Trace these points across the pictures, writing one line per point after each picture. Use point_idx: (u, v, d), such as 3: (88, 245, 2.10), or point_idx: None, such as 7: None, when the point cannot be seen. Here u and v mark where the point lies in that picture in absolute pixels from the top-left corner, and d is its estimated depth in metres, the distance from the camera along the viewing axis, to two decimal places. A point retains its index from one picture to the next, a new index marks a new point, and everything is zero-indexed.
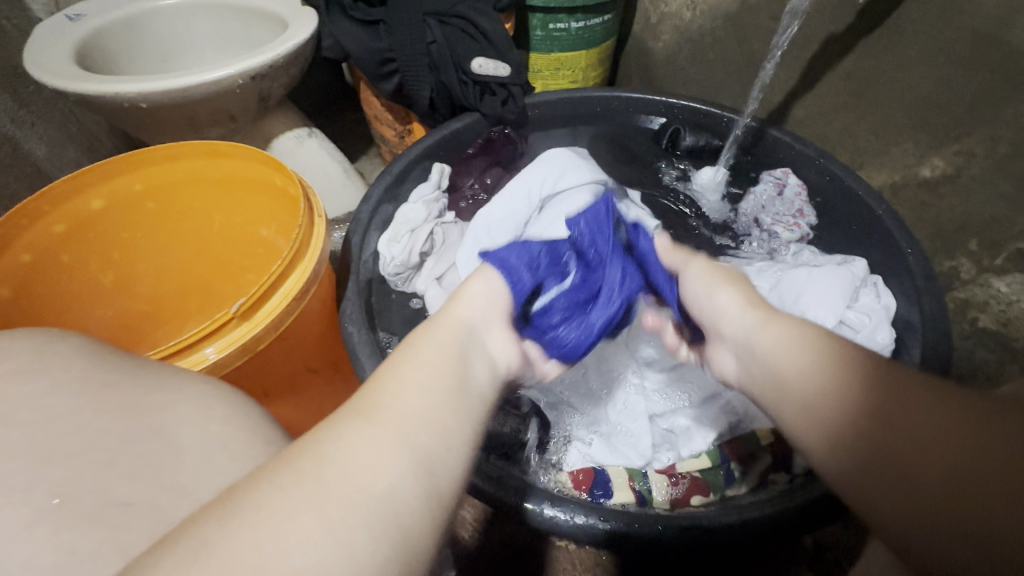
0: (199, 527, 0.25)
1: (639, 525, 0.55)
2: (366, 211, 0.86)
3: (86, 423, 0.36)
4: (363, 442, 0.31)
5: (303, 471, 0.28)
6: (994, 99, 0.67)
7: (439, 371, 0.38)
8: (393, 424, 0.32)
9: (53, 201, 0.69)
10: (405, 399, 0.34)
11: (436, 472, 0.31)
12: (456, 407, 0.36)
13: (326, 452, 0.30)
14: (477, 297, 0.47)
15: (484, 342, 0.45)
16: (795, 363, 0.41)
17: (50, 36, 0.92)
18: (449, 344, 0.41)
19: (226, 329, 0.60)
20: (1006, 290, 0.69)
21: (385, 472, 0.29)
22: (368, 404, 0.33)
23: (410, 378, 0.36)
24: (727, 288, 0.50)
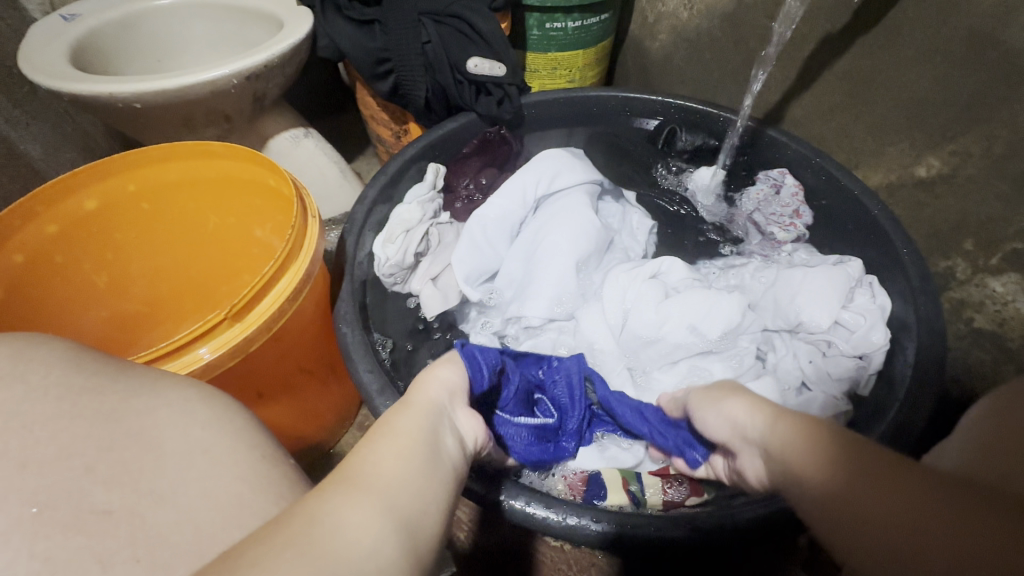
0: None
1: (631, 526, 0.55)
2: (361, 212, 0.84)
3: (68, 428, 0.36)
4: (350, 504, 0.28)
5: (291, 533, 0.25)
6: (990, 99, 0.67)
7: (414, 442, 0.35)
8: (376, 487, 0.30)
9: (47, 201, 0.69)
10: (386, 466, 0.32)
11: (420, 533, 0.29)
12: (436, 478, 0.34)
13: (313, 514, 0.27)
14: (439, 384, 0.44)
15: (453, 423, 0.42)
16: (798, 439, 0.37)
17: (45, 36, 0.92)
18: (421, 419, 0.38)
19: (218, 330, 0.60)
20: (1002, 290, 0.69)
21: (374, 534, 0.27)
22: (348, 472, 0.31)
23: (389, 446, 0.34)
24: (726, 395, 0.46)
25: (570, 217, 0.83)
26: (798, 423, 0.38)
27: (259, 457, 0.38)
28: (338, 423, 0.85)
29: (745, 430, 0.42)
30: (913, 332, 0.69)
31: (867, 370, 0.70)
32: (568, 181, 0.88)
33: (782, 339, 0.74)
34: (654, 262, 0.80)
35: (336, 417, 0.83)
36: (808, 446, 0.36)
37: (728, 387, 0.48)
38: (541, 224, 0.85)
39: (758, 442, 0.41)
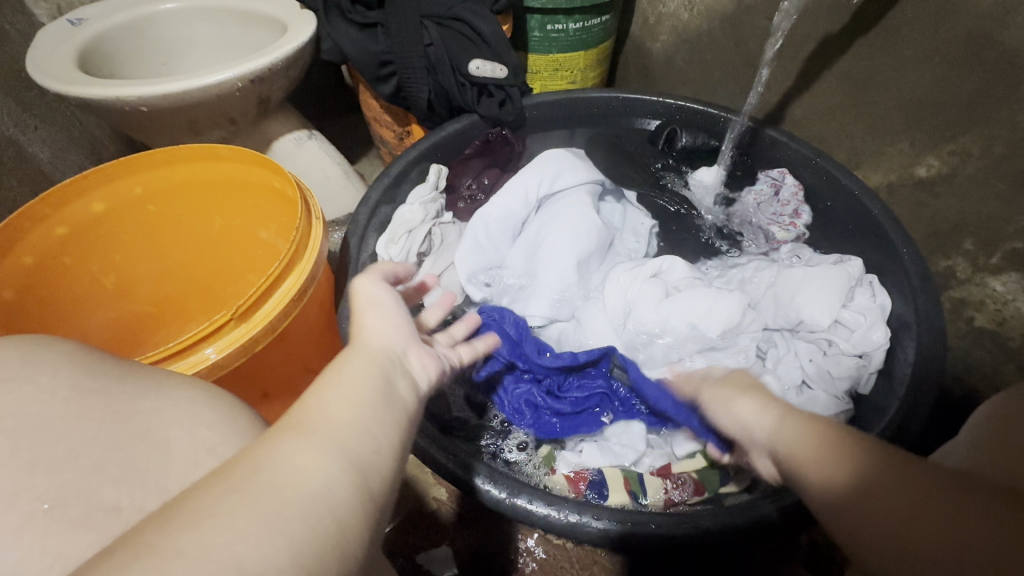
0: (143, 535, 0.24)
1: (634, 523, 0.56)
2: (365, 213, 0.85)
3: (75, 427, 0.36)
4: (292, 450, 0.30)
5: (234, 480, 0.27)
6: (989, 99, 0.67)
7: (363, 385, 0.36)
8: (323, 433, 0.31)
9: (55, 205, 0.70)
10: (334, 412, 0.33)
11: (369, 473, 0.31)
12: (387, 415, 0.35)
13: (257, 462, 0.29)
14: (382, 325, 0.44)
15: (403, 362, 0.41)
16: (803, 447, 0.37)
17: (53, 41, 0.93)
18: (370, 362, 0.39)
19: (225, 330, 0.61)
20: (1002, 290, 0.69)
21: (314, 476, 0.29)
22: (295, 417, 0.32)
23: (335, 389, 0.35)
24: (733, 393, 0.45)
25: (571, 217, 0.84)
26: (805, 423, 0.39)
27: None
28: None
29: (752, 428, 0.42)
30: (912, 331, 0.70)
31: (867, 369, 0.70)
32: (570, 180, 0.88)
33: (783, 338, 0.74)
34: (655, 261, 0.80)
35: None
36: (815, 449, 0.37)
37: (739, 380, 0.47)
38: (543, 223, 0.86)
39: (768, 444, 0.41)
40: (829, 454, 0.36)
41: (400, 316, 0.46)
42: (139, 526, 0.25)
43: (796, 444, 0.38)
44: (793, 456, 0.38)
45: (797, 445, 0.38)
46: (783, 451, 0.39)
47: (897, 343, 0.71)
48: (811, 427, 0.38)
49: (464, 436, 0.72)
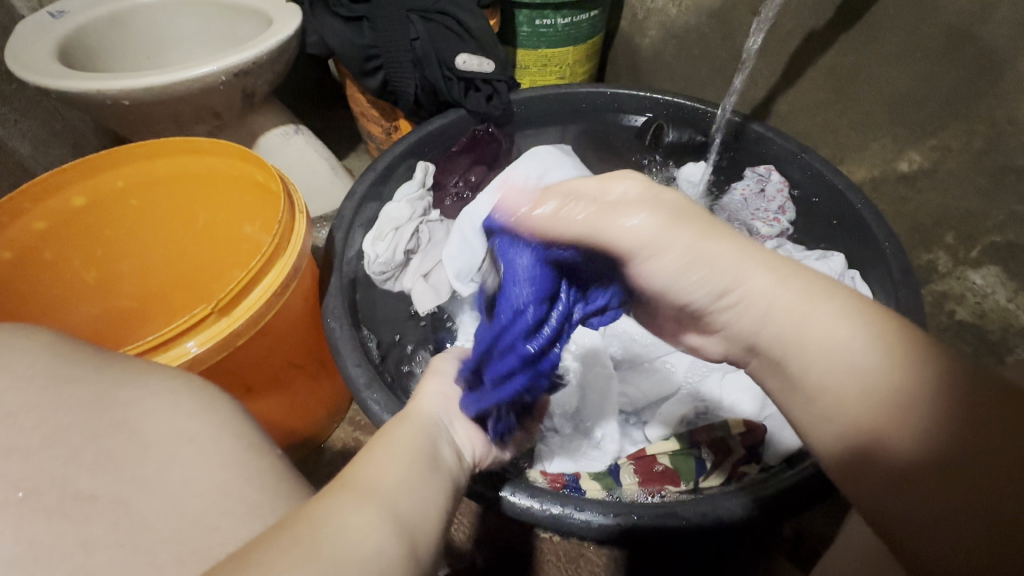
0: None
1: (615, 515, 0.56)
2: (350, 208, 0.84)
3: (50, 418, 0.36)
4: (352, 506, 0.30)
5: (296, 532, 0.26)
6: (968, 94, 0.68)
7: (412, 449, 0.40)
8: (377, 491, 0.32)
9: (35, 198, 0.69)
10: (386, 471, 0.35)
11: (420, 536, 0.31)
12: (432, 485, 0.37)
13: (317, 515, 0.28)
14: (433, 394, 0.50)
15: (450, 433, 0.47)
16: (843, 366, 0.34)
17: (33, 33, 0.92)
18: (419, 430, 0.43)
19: (205, 324, 0.61)
20: (982, 283, 0.70)
21: (377, 534, 0.28)
22: (349, 479, 0.33)
23: (388, 460, 0.37)
24: (722, 236, 0.38)
25: None
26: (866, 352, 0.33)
27: (244, 446, 0.38)
28: (329, 419, 0.85)
29: (762, 287, 0.37)
30: None
31: None
32: (556, 178, 0.87)
33: None
34: None
35: (326, 413, 0.84)
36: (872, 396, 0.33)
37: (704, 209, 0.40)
38: None
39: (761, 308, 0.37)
40: (902, 396, 0.32)
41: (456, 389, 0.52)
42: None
43: (831, 330, 0.35)
44: (821, 350, 0.35)
45: (832, 329, 0.35)
46: (822, 369, 0.35)
47: None
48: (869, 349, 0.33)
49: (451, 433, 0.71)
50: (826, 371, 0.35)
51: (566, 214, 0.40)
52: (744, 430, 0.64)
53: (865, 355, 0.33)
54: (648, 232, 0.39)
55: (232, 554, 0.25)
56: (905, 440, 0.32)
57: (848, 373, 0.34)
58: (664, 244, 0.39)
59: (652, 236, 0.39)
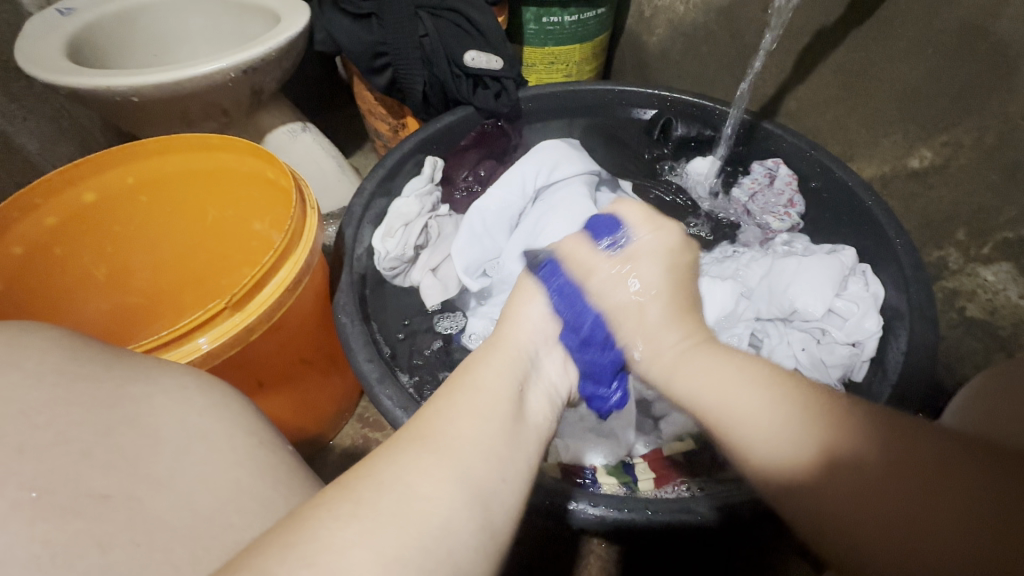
0: (261, 556, 0.26)
1: (629, 509, 0.56)
2: (360, 205, 0.84)
3: (60, 414, 0.35)
4: (419, 470, 0.32)
5: (359, 499, 0.30)
6: (982, 89, 0.67)
7: (493, 397, 0.39)
8: (451, 453, 0.33)
9: (46, 194, 0.69)
10: (465, 427, 0.35)
11: (491, 500, 0.33)
12: (513, 437, 0.37)
13: (382, 478, 0.31)
14: (533, 322, 0.48)
15: (540, 366, 0.46)
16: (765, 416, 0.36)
17: (41, 30, 0.92)
18: (505, 368, 0.42)
19: (219, 319, 0.61)
20: (993, 279, 0.70)
21: (443, 504, 0.30)
22: (424, 431, 0.35)
23: (465, 412, 0.37)
24: (662, 307, 0.47)
25: (569, 207, 0.83)
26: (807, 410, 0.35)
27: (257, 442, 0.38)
28: (338, 416, 0.86)
29: (662, 347, 0.45)
30: (906, 320, 0.70)
31: (860, 357, 0.71)
32: (566, 172, 0.88)
33: (777, 328, 0.74)
34: None
35: (336, 410, 0.84)
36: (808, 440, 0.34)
37: (678, 284, 0.49)
38: (541, 213, 0.85)
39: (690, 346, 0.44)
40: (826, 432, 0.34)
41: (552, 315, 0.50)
42: (264, 540, 0.28)
43: (732, 387, 0.39)
44: (714, 398, 0.39)
45: (720, 388, 0.39)
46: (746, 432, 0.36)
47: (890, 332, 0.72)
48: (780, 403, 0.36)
49: None
50: (716, 404, 0.39)
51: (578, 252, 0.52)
52: None
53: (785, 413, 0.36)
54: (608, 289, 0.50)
55: (300, 510, 0.30)
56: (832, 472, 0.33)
57: (748, 418, 0.37)
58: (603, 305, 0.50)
59: (610, 306, 0.49)
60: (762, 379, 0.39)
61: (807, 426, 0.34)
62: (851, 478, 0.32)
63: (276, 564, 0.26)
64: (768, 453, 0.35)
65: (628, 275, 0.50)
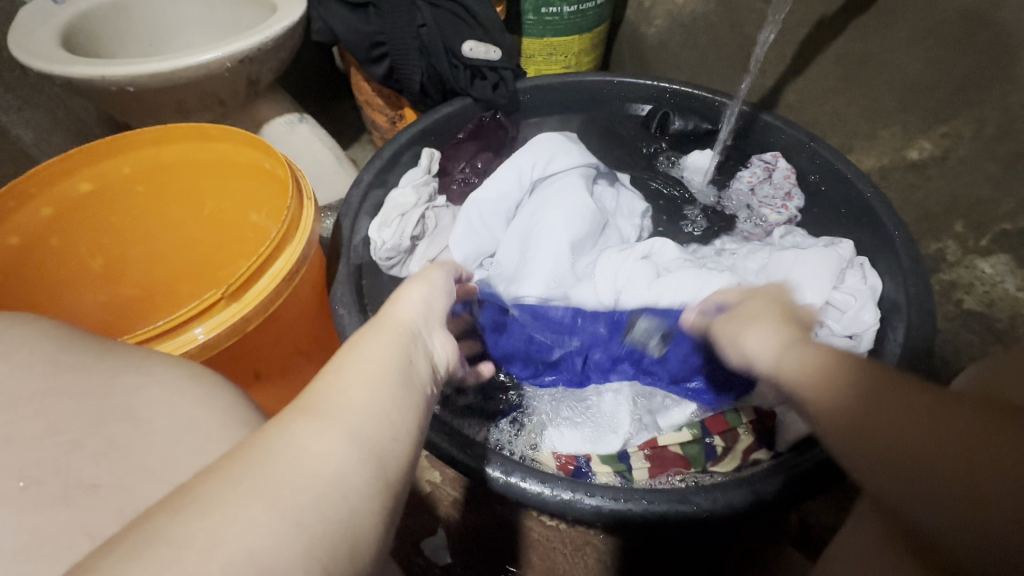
0: (149, 523, 0.23)
1: (625, 500, 0.56)
2: (358, 195, 0.84)
3: (53, 405, 0.36)
4: (309, 434, 0.29)
5: (248, 463, 0.26)
6: (984, 81, 0.68)
7: (381, 364, 0.36)
8: (342, 416, 0.31)
9: (41, 184, 0.69)
10: (353, 390, 0.33)
11: (386, 458, 0.30)
12: (405, 402, 0.34)
13: (271, 444, 0.28)
14: (414, 302, 0.44)
15: (427, 345, 0.41)
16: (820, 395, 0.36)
17: (35, 19, 0.91)
18: (392, 338, 0.39)
19: (215, 310, 0.60)
20: (991, 271, 0.70)
21: (337, 461, 0.28)
22: (309, 398, 0.32)
23: (351, 377, 0.34)
24: (767, 318, 0.45)
25: (567, 199, 0.83)
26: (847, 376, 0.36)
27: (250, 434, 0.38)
28: None
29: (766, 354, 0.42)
30: (903, 312, 0.70)
31: (858, 350, 0.70)
32: (564, 164, 0.87)
33: None
34: (646, 244, 0.81)
35: None
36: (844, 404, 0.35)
37: (762, 305, 0.47)
38: (537, 206, 0.85)
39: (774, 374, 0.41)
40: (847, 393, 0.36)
41: (441, 302, 0.46)
42: (149, 509, 0.24)
43: (805, 379, 0.38)
44: (796, 373, 0.39)
45: (807, 360, 0.39)
46: (818, 416, 0.37)
47: (888, 324, 0.71)
48: (829, 385, 0.36)
49: (458, 412, 0.71)
50: (797, 379, 0.38)
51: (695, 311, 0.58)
52: (755, 420, 0.65)
53: (831, 392, 0.36)
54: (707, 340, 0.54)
55: (190, 479, 0.26)
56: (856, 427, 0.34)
57: (811, 376, 0.37)
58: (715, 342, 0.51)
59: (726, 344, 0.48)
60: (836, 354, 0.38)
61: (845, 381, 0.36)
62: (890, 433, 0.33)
63: (169, 525, 0.23)
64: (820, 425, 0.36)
65: (740, 312, 0.48)
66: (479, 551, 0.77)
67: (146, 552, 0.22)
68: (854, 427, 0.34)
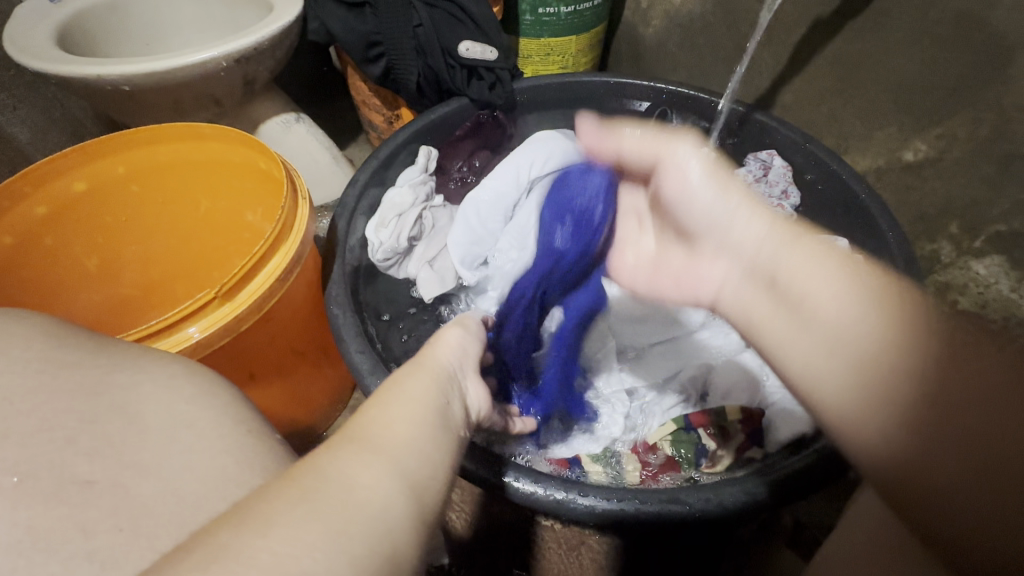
0: (208, 540, 0.24)
1: (618, 500, 0.56)
2: (353, 195, 0.83)
3: (45, 401, 0.35)
4: (359, 464, 0.30)
5: (304, 488, 0.27)
6: (979, 82, 0.67)
7: (424, 404, 0.36)
8: (386, 449, 0.31)
9: (35, 183, 0.69)
10: (396, 426, 0.33)
11: (424, 495, 0.31)
12: (445, 440, 0.35)
13: (323, 471, 0.29)
14: (453, 346, 0.46)
15: (461, 387, 0.42)
16: (838, 302, 0.40)
17: (32, 18, 0.91)
18: (433, 380, 0.40)
19: (209, 309, 0.61)
20: (984, 273, 0.70)
21: (384, 494, 0.28)
22: (356, 431, 0.32)
23: (397, 415, 0.34)
24: (742, 205, 0.50)
25: (563, 200, 0.83)
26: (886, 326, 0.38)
27: (244, 431, 0.38)
28: (330, 407, 0.85)
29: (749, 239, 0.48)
30: None
31: None
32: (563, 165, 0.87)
33: None
34: None
35: (326, 401, 0.83)
36: (884, 369, 0.37)
37: (731, 186, 0.52)
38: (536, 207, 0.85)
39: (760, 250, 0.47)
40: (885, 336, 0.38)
41: (475, 349, 0.48)
42: (206, 527, 0.25)
43: (821, 280, 0.42)
44: (798, 278, 0.44)
45: (814, 266, 0.44)
46: (814, 298, 0.42)
47: None
48: (863, 305, 0.39)
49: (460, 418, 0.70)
50: (799, 283, 0.44)
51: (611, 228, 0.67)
52: (743, 417, 0.63)
53: (861, 310, 0.39)
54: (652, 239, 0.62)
55: (243, 501, 0.26)
56: (903, 409, 0.35)
57: (818, 289, 0.42)
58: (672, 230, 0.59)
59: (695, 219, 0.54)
60: (840, 261, 0.43)
61: (897, 328, 0.37)
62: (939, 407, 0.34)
63: (228, 543, 0.24)
64: (861, 397, 0.37)
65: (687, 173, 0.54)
66: (480, 554, 0.77)
67: (207, 568, 0.22)
68: (898, 404, 0.35)
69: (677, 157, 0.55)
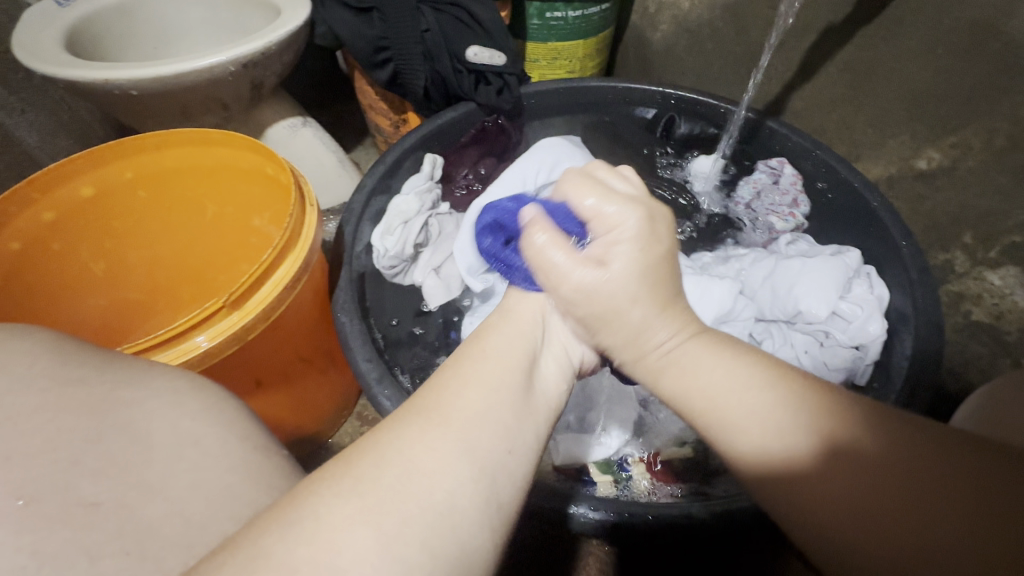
0: (259, 541, 0.26)
1: (629, 514, 0.55)
2: (359, 201, 0.82)
3: (50, 419, 0.35)
4: (424, 445, 0.32)
5: (359, 478, 0.30)
6: (992, 90, 0.67)
7: (499, 366, 0.39)
8: (454, 424, 0.33)
9: (42, 189, 0.69)
10: (468, 398, 0.35)
11: (498, 474, 0.33)
12: (520, 410, 0.37)
13: (384, 456, 0.31)
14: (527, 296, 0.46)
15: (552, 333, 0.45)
16: (783, 446, 0.34)
17: (40, 21, 0.91)
18: (518, 338, 0.42)
19: (216, 318, 0.60)
20: (1000, 283, 0.69)
21: (446, 483, 0.30)
22: (431, 404, 0.34)
23: (472, 382, 0.36)
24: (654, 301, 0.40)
25: None
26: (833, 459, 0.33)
27: (250, 447, 0.38)
28: (337, 414, 0.85)
29: (657, 338, 0.40)
30: (910, 323, 0.69)
31: (863, 360, 0.71)
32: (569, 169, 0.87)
33: (780, 329, 0.75)
34: None
35: (334, 408, 0.83)
36: (844, 493, 0.32)
37: (663, 275, 0.41)
38: None
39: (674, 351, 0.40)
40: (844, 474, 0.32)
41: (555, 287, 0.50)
42: (268, 514, 0.28)
43: (753, 405, 0.35)
44: (704, 396, 0.37)
45: (721, 373, 0.38)
46: (763, 456, 0.35)
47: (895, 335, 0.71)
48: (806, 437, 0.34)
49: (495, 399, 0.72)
50: (708, 407, 0.37)
51: (545, 251, 0.40)
52: None
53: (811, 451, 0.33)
54: (587, 290, 0.40)
55: (297, 490, 0.29)
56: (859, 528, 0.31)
57: (744, 410, 0.36)
58: (585, 305, 0.41)
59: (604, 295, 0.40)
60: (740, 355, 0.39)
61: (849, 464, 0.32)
62: (894, 516, 0.31)
63: (277, 548, 0.26)
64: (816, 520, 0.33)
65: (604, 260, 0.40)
66: None
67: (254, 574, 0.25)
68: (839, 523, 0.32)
69: (615, 237, 0.40)
